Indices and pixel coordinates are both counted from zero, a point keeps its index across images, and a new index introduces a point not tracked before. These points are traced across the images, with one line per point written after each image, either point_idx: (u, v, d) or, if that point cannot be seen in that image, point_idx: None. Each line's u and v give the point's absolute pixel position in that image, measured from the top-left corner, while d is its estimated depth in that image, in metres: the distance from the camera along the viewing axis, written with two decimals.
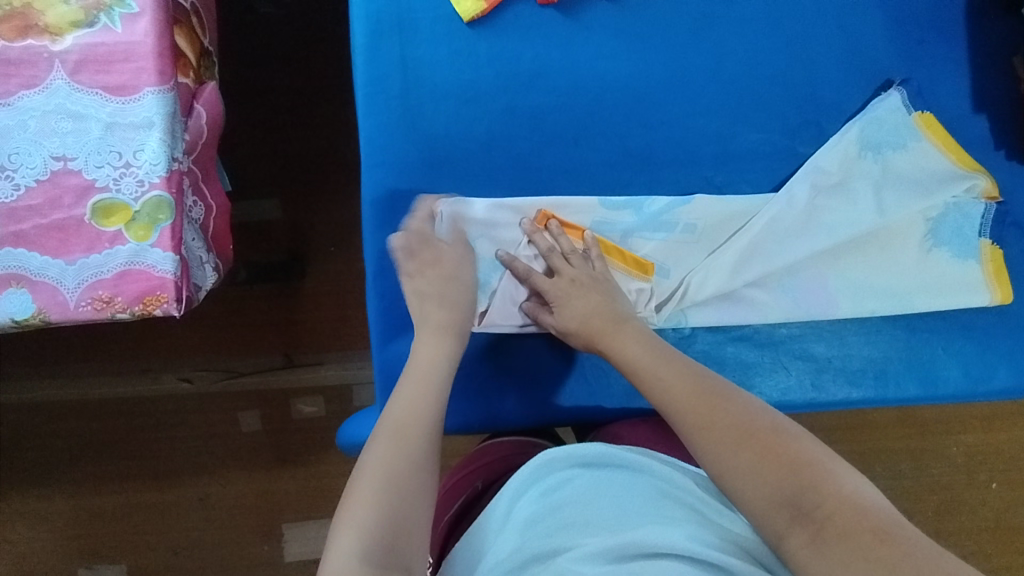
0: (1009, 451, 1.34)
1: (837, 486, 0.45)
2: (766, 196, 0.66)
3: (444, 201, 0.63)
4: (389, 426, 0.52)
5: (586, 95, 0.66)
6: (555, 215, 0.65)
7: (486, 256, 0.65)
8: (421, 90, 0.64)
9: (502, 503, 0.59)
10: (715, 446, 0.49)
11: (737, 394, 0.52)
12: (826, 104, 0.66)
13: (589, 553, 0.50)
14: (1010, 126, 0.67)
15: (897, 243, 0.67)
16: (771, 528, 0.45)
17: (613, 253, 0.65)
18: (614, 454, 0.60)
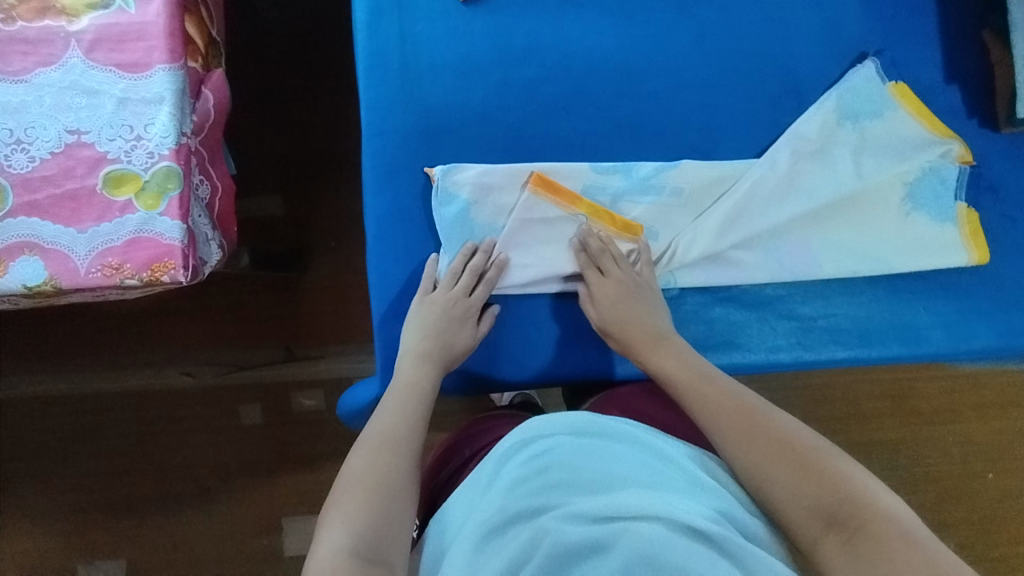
0: (1005, 441, 1.34)
1: (871, 499, 0.49)
2: (748, 162, 0.69)
3: (440, 167, 0.66)
4: (375, 434, 0.56)
5: (577, 67, 0.69)
6: (547, 178, 0.67)
7: (481, 215, 0.67)
8: (420, 64, 0.68)
9: (490, 466, 0.58)
10: (753, 454, 0.54)
11: (768, 411, 0.57)
12: (804, 76, 0.70)
13: (575, 517, 0.50)
14: (982, 96, 0.70)
15: (876, 206, 0.70)
16: (804, 532, 0.50)
17: (603, 217, 0.68)
18: (605, 424, 0.59)
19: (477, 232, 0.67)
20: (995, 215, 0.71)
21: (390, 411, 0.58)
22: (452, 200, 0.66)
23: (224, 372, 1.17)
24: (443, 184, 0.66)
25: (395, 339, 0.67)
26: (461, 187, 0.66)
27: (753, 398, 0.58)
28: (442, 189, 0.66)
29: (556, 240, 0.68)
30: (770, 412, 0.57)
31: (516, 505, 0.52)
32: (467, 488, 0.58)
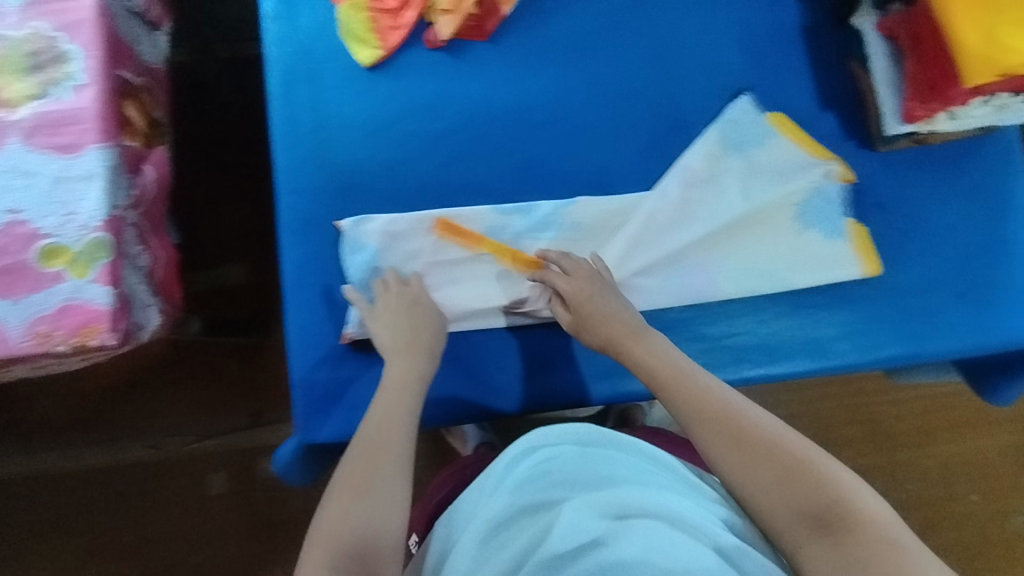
0: (983, 460, 1.32)
1: (852, 508, 0.52)
2: (642, 194, 0.73)
3: (348, 219, 0.70)
4: (366, 442, 0.60)
5: (478, 118, 0.74)
6: (451, 222, 0.71)
7: (389, 262, 0.71)
8: (331, 125, 0.73)
9: (500, 470, 0.64)
10: (732, 457, 0.56)
11: (763, 414, 0.59)
12: (688, 114, 0.75)
13: (579, 509, 0.55)
14: (857, 119, 0.75)
15: (770, 225, 0.74)
16: (786, 529, 0.53)
17: (506, 255, 0.72)
18: (602, 437, 0.65)
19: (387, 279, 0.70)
20: (886, 226, 0.74)
21: (386, 423, 0.61)
22: (362, 249, 0.70)
23: (184, 442, 1.17)
24: (353, 235, 0.70)
25: (313, 385, 0.70)
26: (370, 236, 0.70)
27: (741, 400, 0.60)
28: (352, 239, 0.70)
29: (464, 279, 0.71)
30: (763, 414, 0.59)
31: (520, 503, 0.58)
32: (476, 490, 0.64)
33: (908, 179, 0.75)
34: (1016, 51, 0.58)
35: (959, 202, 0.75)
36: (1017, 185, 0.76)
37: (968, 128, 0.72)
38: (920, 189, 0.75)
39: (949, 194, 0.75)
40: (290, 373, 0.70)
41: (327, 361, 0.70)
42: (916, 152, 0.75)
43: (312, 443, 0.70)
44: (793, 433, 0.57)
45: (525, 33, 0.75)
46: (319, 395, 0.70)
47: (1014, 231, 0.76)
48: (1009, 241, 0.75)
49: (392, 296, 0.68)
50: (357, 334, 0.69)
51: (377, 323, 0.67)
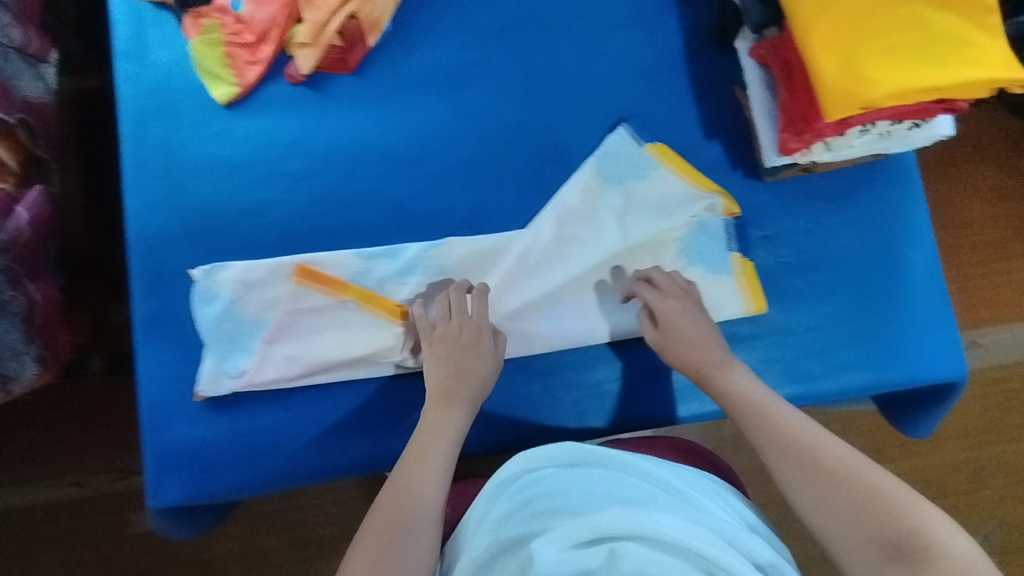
0: (951, 481, 1.23)
1: (938, 538, 0.47)
2: (516, 232, 0.69)
3: (200, 268, 0.67)
4: (383, 496, 0.58)
5: (342, 157, 0.70)
6: (312, 268, 0.67)
7: (245, 312, 0.67)
8: (185, 169, 0.69)
9: (482, 504, 0.60)
10: (809, 486, 0.53)
11: (830, 440, 0.56)
12: (564, 147, 0.71)
13: (557, 538, 0.52)
14: (742, 148, 0.72)
15: (652, 262, 0.70)
16: (863, 556, 0.49)
17: (371, 303, 0.68)
18: (596, 455, 0.61)
19: (241, 330, 0.67)
20: (771, 259, 0.71)
21: (411, 462, 0.60)
22: (214, 299, 0.66)
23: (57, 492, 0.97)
24: (205, 285, 0.66)
25: (165, 446, 0.66)
26: (223, 286, 0.66)
27: (811, 427, 0.58)
28: (204, 289, 0.66)
29: (325, 328, 0.67)
30: (830, 440, 0.56)
31: (505, 537, 0.55)
32: (468, 524, 0.60)
33: (797, 209, 0.71)
34: (880, 83, 0.54)
35: (851, 231, 0.72)
36: (913, 211, 0.72)
37: (853, 157, 0.69)
38: (811, 220, 0.71)
39: (841, 223, 0.71)
40: (143, 441, 0.66)
41: (179, 420, 0.66)
42: (805, 181, 0.72)
43: (162, 507, 0.66)
44: (862, 458, 0.54)
45: (391, 65, 0.71)
46: (171, 458, 0.66)
47: (910, 259, 0.72)
48: (905, 270, 0.72)
49: (449, 328, 0.65)
50: (210, 391, 0.66)
51: (429, 354, 0.65)
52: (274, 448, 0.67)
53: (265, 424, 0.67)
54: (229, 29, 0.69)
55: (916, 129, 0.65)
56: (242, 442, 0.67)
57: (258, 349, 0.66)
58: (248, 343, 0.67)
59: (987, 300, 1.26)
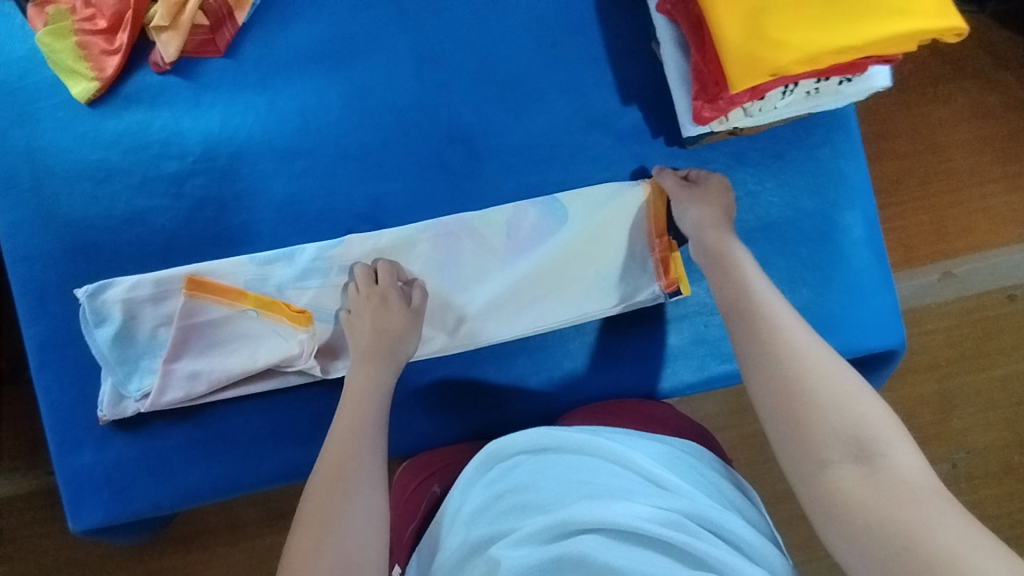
0: (962, 422, 1.07)
1: (890, 450, 0.41)
2: (425, 224, 0.64)
3: (83, 288, 0.62)
4: (323, 471, 0.52)
5: (223, 152, 0.65)
6: (203, 279, 0.63)
7: (141, 332, 0.63)
8: (55, 179, 0.64)
9: (454, 499, 0.54)
10: (767, 376, 0.47)
11: (792, 322, 0.50)
12: (466, 122, 0.66)
13: (524, 537, 0.46)
14: (662, 113, 0.66)
15: (580, 258, 0.65)
16: (820, 457, 0.43)
17: (270, 309, 0.63)
18: (566, 438, 0.54)
19: (137, 350, 0.63)
20: None
21: (346, 434, 0.54)
22: (104, 321, 0.62)
23: (21, 480, 0.92)
24: (92, 306, 0.62)
25: (76, 473, 0.63)
26: (111, 306, 0.62)
27: (796, 329, 0.49)
28: (92, 310, 0.62)
29: (226, 342, 0.63)
30: (793, 323, 0.50)
31: (474, 538, 0.49)
32: (439, 525, 0.54)
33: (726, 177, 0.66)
34: (789, 47, 0.49)
35: (784, 197, 0.67)
36: (850, 170, 0.68)
37: (782, 118, 0.62)
38: (740, 187, 0.66)
39: (772, 189, 0.67)
40: (53, 468, 0.63)
41: (88, 445, 0.64)
42: (732, 144, 0.67)
43: (81, 532, 0.64)
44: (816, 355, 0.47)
45: (266, 45, 0.65)
46: (84, 483, 0.63)
47: (848, 222, 0.67)
48: (842, 233, 0.67)
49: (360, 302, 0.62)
50: (112, 416, 0.63)
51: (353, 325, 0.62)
52: (188, 466, 0.64)
53: (176, 442, 0.64)
54: (81, 16, 0.63)
55: (848, 83, 0.58)
56: (156, 463, 0.64)
57: (156, 369, 0.63)
58: (146, 362, 0.63)
59: (958, 229, 1.10)
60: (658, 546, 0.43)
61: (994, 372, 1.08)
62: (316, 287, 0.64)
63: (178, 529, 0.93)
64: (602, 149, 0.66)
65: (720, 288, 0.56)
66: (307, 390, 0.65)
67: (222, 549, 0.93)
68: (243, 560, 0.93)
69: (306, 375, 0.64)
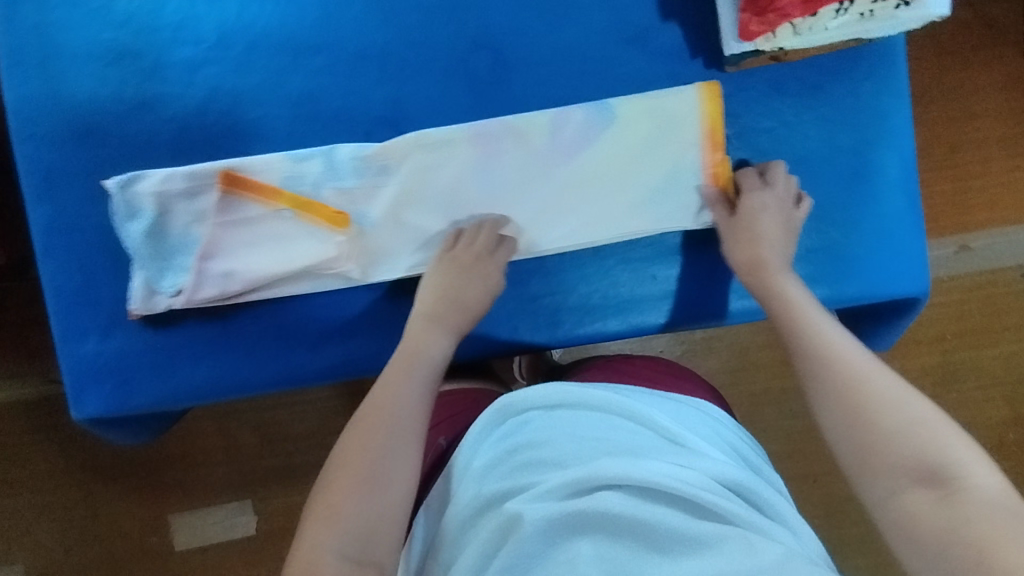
0: (960, 396, 1.06)
1: (967, 474, 0.44)
2: (465, 124, 0.62)
3: (114, 179, 0.61)
4: (361, 418, 0.54)
5: (240, 43, 0.62)
6: (239, 175, 0.61)
7: (176, 229, 0.62)
8: (63, 56, 0.61)
9: (462, 454, 0.56)
10: (839, 413, 0.50)
11: (855, 352, 0.53)
12: (496, 27, 0.63)
13: (544, 491, 0.47)
14: (704, 32, 0.63)
15: (626, 173, 0.63)
16: (886, 483, 0.46)
17: (310, 209, 0.62)
18: (580, 394, 0.56)
19: (173, 247, 0.62)
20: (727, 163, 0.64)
21: (393, 386, 0.56)
22: (137, 215, 0.61)
23: (23, 388, 0.95)
24: (124, 199, 0.61)
25: (80, 359, 0.63)
26: (143, 200, 0.61)
27: (854, 353, 0.53)
28: (124, 204, 0.61)
29: (262, 240, 0.62)
30: (856, 352, 0.53)
31: (488, 492, 0.50)
32: (447, 481, 0.56)
33: (762, 106, 0.63)
34: None
35: (820, 131, 0.64)
36: (892, 109, 0.65)
37: (829, 44, 0.59)
38: (776, 118, 0.64)
39: (810, 123, 0.64)
40: (58, 354, 0.63)
41: (93, 333, 0.63)
42: (773, 71, 0.63)
43: (87, 420, 0.63)
44: (880, 376, 0.51)
45: None
46: (90, 370, 0.63)
47: (885, 164, 0.65)
48: (875, 172, 0.65)
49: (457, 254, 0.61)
50: (144, 310, 0.61)
51: (436, 269, 0.62)
52: (192, 362, 0.63)
53: (181, 337, 0.63)
54: None
55: (904, 7, 0.55)
56: (161, 356, 0.63)
57: (191, 267, 0.62)
58: (181, 260, 0.62)
59: (983, 201, 1.07)
60: (677, 504, 0.46)
61: (1000, 348, 1.06)
62: (357, 183, 0.62)
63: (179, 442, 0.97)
64: (637, 66, 0.63)
65: (778, 326, 0.58)
66: (316, 298, 0.63)
67: (222, 459, 0.97)
68: (243, 475, 0.97)
69: (342, 279, 0.63)
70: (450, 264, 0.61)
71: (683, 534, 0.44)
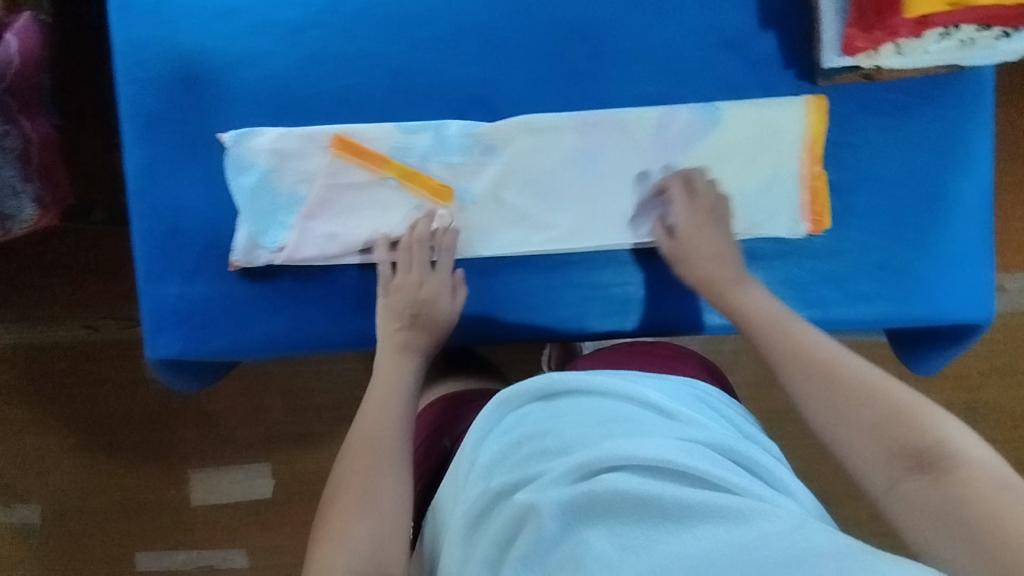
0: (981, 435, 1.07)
1: (955, 451, 0.43)
2: (572, 113, 0.64)
3: (230, 133, 0.63)
4: (357, 442, 0.55)
5: (346, 9, 0.64)
6: (350, 140, 0.63)
7: (283, 187, 0.63)
8: (174, 4, 0.63)
9: (467, 452, 0.53)
10: (825, 402, 0.50)
11: (843, 353, 0.53)
12: (597, 20, 0.64)
13: (556, 478, 0.45)
14: (800, 44, 0.64)
15: (723, 176, 0.64)
16: (884, 472, 0.45)
17: (413, 179, 0.64)
18: (573, 379, 0.54)
19: (279, 204, 0.63)
20: None
21: (372, 403, 0.58)
22: (248, 169, 0.63)
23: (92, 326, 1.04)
24: (238, 152, 0.63)
25: (161, 300, 0.64)
26: (257, 154, 0.63)
27: (834, 353, 0.53)
28: (238, 157, 0.63)
29: (365, 206, 0.64)
30: (844, 353, 0.53)
31: (495, 487, 0.47)
32: (450, 480, 0.53)
33: (846, 123, 0.65)
34: None
35: (901, 153, 0.65)
36: (973, 139, 0.66)
37: (925, 67, 0.60)
38: (860, 135, 0.65)
39: (892, 143, 0.65)
40: (139, 294, 0.65)
41: (176, 276, 0.64)
42: (861, 89, 0.65)
43: (159, 360, 0.65)
44: (867, 371, 0.50)
45: None
46: (169, 312, 0.64)
47: (960, 191, 0.66)
48: (952, 200, 0.66)
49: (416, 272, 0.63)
50: (244, 262, 0.64)
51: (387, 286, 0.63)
52: (268, 314, 0.65)
53: (260, 289, 0.65)
54: None
55: (1005, 39, 0.55)
56: (238, 305, 0.65)
57: (293, 224, 0.64)
58: (284, 217, 0.64)
59: None
60: (693, 481, 0.44)
61: None
62: (463, 160, 0.64)
63: (200, 403, 1.05)
64: (730, 71, 0.64)
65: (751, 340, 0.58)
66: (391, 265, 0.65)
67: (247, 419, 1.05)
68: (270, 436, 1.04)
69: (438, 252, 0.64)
70: (400, 295, 0.63)
71: (697, 505, 0.41)
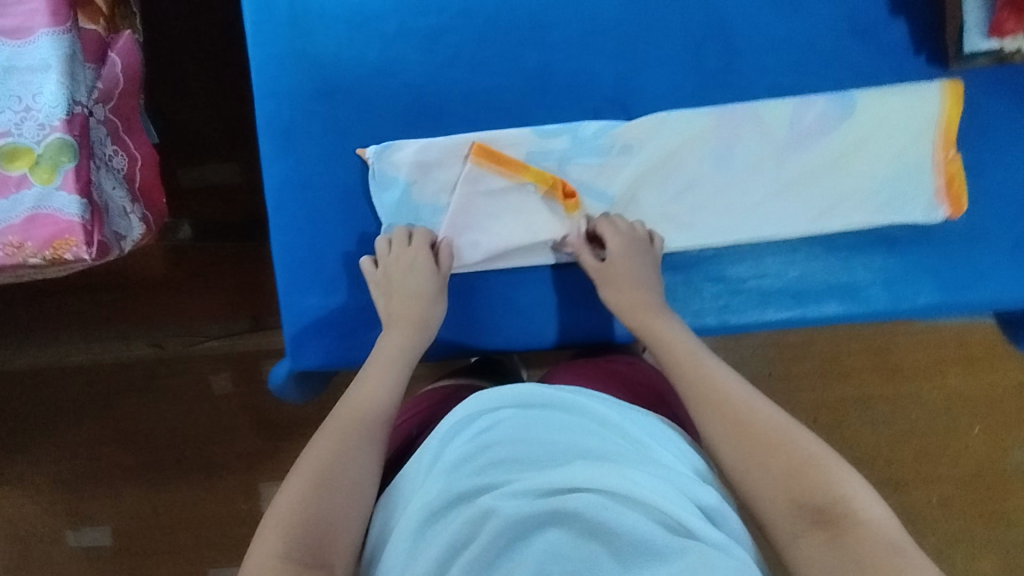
0: None
1: (856, 510, 0.44)
2: (706, 109, 0.64)
3: (372, 150, 0.63)
4: (340, 420, 0.53)
5: (481, 14, 0.64)
6: (489, 148, 0.63)
7: (424, 199, 0.65)
8: (311, 15, 0.63)
9: (432, 444, 0.50)
10: (744, 443, 0.49)
11: (750, 398, 0.52)
12: (730, 14, 0.64)
13: (515, 491, 0.44)
14: (931, 31, 0.65)
15: (857, 165, 0.65)
16: (786, 528, 0.45)
17: (552, 184, 0.64)
18: (554, 396, 0.52)
19: (421, 216, 0.65)
20: None
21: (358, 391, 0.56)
22: (390, 185, 0.63)
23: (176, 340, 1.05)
24: (380, 168, 0.63)
25: (303, 314, 0.64)
26: (399, 168, 0.63)
27: (748, 396, 0.52)
28: (380, 172, 0.63)
29: (504, 213, 0.65)
30: (751, 398, 0.52)
31: (457, 487, 0.45)
32: (411, 470, 0.50)
33: (976, 108, 0.65)
34: None
35: None
36: None
37: None
38: (991, 120, 0.65)
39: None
40: (282, 308, 0.65)
41: (316, 288, 0.64)
42: (992, 74, 0.65)
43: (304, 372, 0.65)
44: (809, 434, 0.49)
45: None
46: (310, 325, 0.64)
47: None
48: None
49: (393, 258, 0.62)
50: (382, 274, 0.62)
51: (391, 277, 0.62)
52: None
53: None
54: None
55: None
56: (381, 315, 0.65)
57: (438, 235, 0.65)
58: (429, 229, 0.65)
59: None
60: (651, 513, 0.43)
61: None
62: (601, 163, 0.64)
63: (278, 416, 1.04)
64: (862, 60, 0.65)
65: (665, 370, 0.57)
66: (531, 268, 0.65)
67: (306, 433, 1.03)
68: None
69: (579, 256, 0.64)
70: (377, 291, 0.62)
71: (652, 546, 0.41)
